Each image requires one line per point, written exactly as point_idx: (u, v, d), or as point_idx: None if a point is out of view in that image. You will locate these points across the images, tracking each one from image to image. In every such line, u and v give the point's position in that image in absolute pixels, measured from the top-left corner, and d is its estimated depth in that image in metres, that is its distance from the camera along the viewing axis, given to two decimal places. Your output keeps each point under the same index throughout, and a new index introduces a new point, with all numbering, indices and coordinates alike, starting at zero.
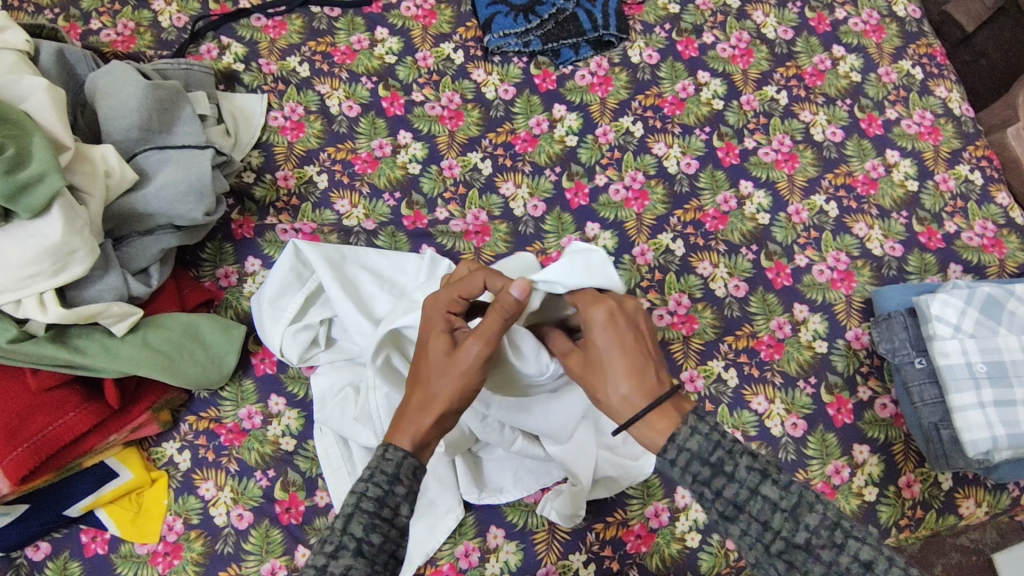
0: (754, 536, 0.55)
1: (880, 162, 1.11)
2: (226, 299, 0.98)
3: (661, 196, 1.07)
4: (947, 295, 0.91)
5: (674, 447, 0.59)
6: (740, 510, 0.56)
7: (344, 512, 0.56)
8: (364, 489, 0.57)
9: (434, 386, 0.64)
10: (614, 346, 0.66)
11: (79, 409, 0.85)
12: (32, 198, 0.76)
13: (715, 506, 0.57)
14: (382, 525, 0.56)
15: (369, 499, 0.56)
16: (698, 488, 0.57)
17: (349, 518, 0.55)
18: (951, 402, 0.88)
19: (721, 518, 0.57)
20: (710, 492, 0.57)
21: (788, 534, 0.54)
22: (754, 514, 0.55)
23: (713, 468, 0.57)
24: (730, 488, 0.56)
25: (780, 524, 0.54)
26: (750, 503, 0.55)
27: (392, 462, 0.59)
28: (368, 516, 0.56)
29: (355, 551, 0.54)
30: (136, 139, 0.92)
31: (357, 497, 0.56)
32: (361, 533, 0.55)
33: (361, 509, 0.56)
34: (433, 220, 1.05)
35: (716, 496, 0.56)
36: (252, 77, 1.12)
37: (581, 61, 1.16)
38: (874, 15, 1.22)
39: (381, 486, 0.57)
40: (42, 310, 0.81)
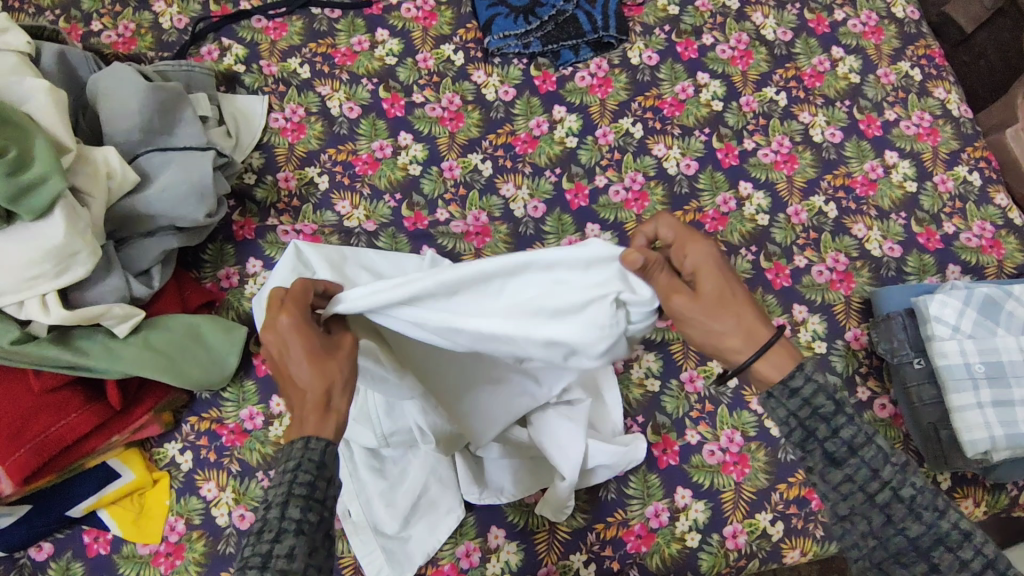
0: (862, 478, 0.56)
1: (879, 163, 1.11)
2: (228, 300, 0.99)
3: (660, 197, 1.08)
4: (946, 295, 0.92)
5: (800, 379, 0.59)
6: (853, 453, 0.57)
7: (276, 498, 0.52)
8: (294, 475, 0.53)
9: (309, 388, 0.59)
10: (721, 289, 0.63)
11: (81, 410, 0.86)
12: (36, 200, 0.77)
13: (823, 445, 0.58)
14: (316, 505, 0.53)
15: (302, 483, 0.53)
16: (811, 424, 0.58)
17: (285, 504, 0.52)
18: (950, 402, 0.88)
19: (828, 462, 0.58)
20: (826, 429, 0.57)
21: (897, 486, 0.55)
22: (866, 460, 0.56)
23: (836, 404, 0.58)
24: (846, 429, 0.57)
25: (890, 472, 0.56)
26: (865, 447, 0.56)
27: (318, 450, 0.55)
28: (304, 499, 0.52)
29: (297, 532, 0.51)
30: (137, 141, 0.93)
31: (288, 482, 0.53)
32: (298, 516, 0.52)
33: (295, 494, 0.52)
34: (434, 221, 1.06)
35: (831, 436, 0.57)
36: (253, 78, 1.12)
37: (581, 62, 1.17)
38: (873, 16, 1.23)
39: (311, 470, 0.54)
40: (44, 311, 0.81)
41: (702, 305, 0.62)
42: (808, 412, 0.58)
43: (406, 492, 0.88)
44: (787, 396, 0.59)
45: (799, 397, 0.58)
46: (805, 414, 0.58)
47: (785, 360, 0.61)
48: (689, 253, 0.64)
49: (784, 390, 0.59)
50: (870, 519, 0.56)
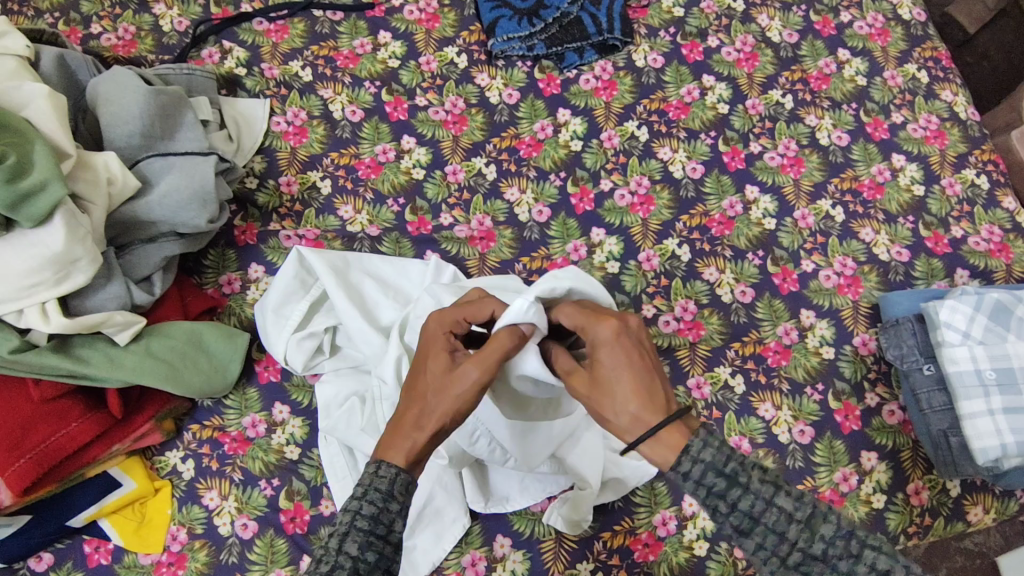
0: (770, 549, 0.54)
1: (886, 167, 1.10)
2: (230, 306, 0.98)
3: (666, 201, 1.07)
4: (955, 301, 0.91)
5: (689, 460, 0.56)
6: (756, 522, 0.55)
7: (339, 530, 0.55)
8: (358, 507, 0.56)
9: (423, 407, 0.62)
10: (623, 372, 0.61)
11: (82, 419, 0.84)
12: (35, 207, 0.75)
13: (729, 519, 0.55)
14: (376, 542, 0.55)
15: (364, 516, 0.55)
16: (711, 501, 0.55)
17: (345, 537, 0.54)
18: (960, 409, 0.88)
19: (735, 532, 0.55)
20: (725, 504, 0.55)
21: (805, 546, 0.54)
22: (770, 527, 0.54)
23: (727, 479, 0.55)
24: (745, 500, 0.55)
25: (796, 535, 0.54)
26: (766, 514, 0.54)
27: (387, 479, 0.58)
28: (364, 534, 0.55)
29: (352, 569, 0.53)
30: (138, 146, 0.91)
31: (351, 515, 0.55)
32: (356, 552, 0.54)
33: (357, 528, 0.55)
34: (438, 226, 1.05)
35: (731, 510, 0.55)
36: (254, 81, 1.11)
37: (586, 65, 1.16)
38: (879, 18, 1.22)
39: (375, 503, 0.56)
40: (44, 319, 0.80)
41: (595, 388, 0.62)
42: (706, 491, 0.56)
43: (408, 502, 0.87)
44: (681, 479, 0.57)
45: (690, 480, 0.56)
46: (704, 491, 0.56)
47: (680, 432, 0.58)
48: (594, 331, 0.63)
49: (675, 472, 0.57)
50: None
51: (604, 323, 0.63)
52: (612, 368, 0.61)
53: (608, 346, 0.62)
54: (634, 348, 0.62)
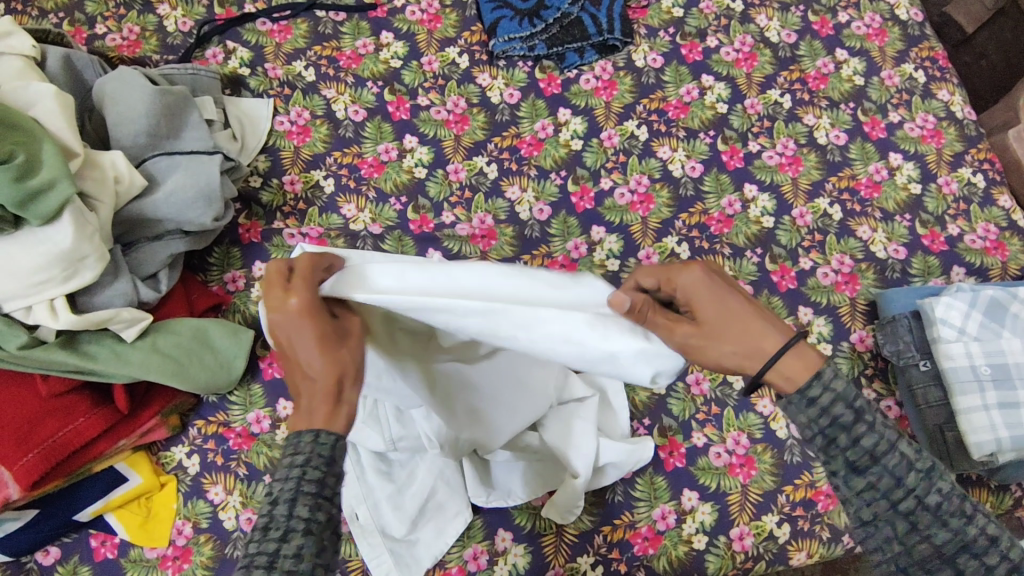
0: (886, 489, 0.56)
1: (883, 166, 1.12)
2: (234, 303, 0.99)
3: (666, 200, 1.08)
4: (951, 298, 0.92)
5: (820, 385, 0.57)
6: (875, 462, 0.56)
7: (285, 496, 0.50)
8: (304, 472, 0.51)
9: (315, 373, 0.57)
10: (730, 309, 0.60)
11: (88, 414, 0.85)
12: (44, 205, 0.76)
13: (844, 455, 0.57)
14: (327, 505, 0.51)
15: (312, 480, 0.51)
16: (832, 432, 0.57)
17: (293, 501, 0.50)
18: (956, 404, 0.89)
19: (849, 469, 0.57)
20: (846, 438, 0.56)
21: (921, 494, 0.55)
22: (889, 468, 0.55)
23: (856, 413, 0.56)
24: (868, 438, 0.56)
25: (915, 481, 0.55)
26: (888, 456, 0.55)
27: (328, 446, 0.54)
28: (313, 498, 0.51)
29: (305, 531, 0.49)
30: (144, 144, 0.92)
31: (296, 480, 0.51)
32: (308, 514, 0.50)
33: (303, 492, 0.50)
34: (440, 224, 1.06)
35: (852, 445, 0.56)
36: (258, 81, 1.12)
37: (586, 65, 1.17)
38: (877, 18, 1.23)
39: (319, 469, 0.52)
40: (52, 316, 0.81)
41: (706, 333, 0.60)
42: (828, 423, 0.57)
43: (412, 496, 0.89)
44: (805, 403, 0.57)
45: (817, 406, 0.57)
46: (825, 422, 0.57)
47: (807, 364, 0.57)
48: (682, 279, 0.62)
49: (801, 396, 0.58)
50: (898, 526, 0.56)
51: (690, 269, 0.61)
52: (719, 311, 0.60)
53: (700, 288, 0.61)
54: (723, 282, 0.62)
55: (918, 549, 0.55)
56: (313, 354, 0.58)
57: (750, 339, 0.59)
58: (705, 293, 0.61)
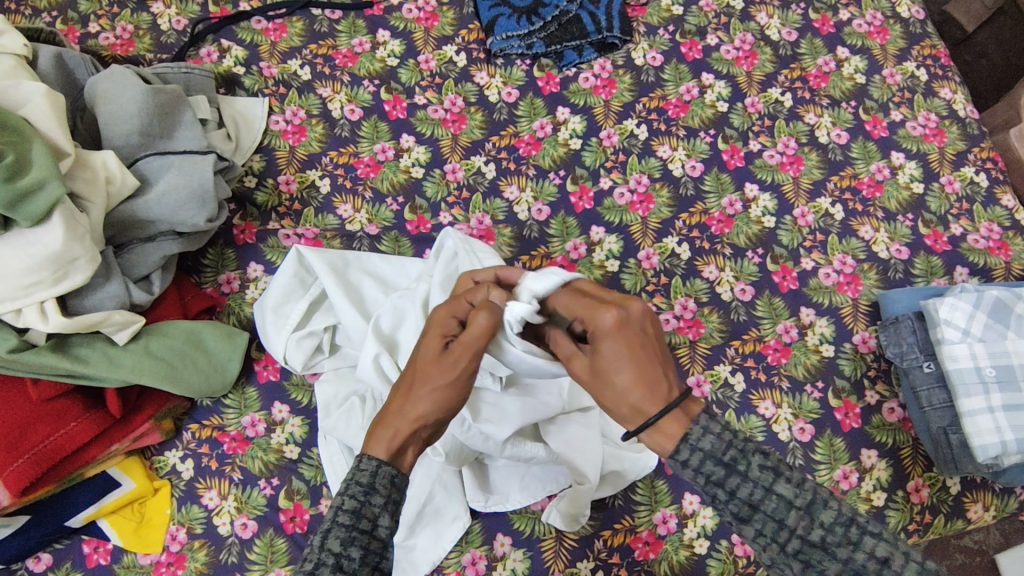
0: (770, 537, 0.54)
1: (885, 165, 1.10)
2: (229, 305, 0.98)
3: (666, 200, 1.07)
4: (955, 298, 0.90)
5: (689, 448, 0.56)
6: (755, 509, 0.54)
7: (321, 528, 0.55)
8: (340, 502, 0.56)
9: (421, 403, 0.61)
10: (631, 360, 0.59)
11: (80, 418, 0.84)
12: (34, 206, 0.74)
13: (728, 506, 0.56)
14: (360, 538, 0.55)
15: (346, 512, 0.55)
16: (711, 489, 0.56)
17: (327, 531, 0.54)
18: (960, 407, 0.87)
19: (735, 519, 0.56)
20: (724, 493, 0.55)
21: (804, 533, 0.54)
22: (770, 514, 0.54)
23: (726, 468, 0.55)
24: (744, 488, 0.55)
25: (796, 522, 0.54)
26: (765, 502, 0.54)
27: (367, 473, 0.58)
28: (346, 530, 0.54)
29: (334, 566, 0.53)
30: (136, 144, 0.90)
31: (333, 510, 0.55)
32: (339, 548, 0.54)
33: (338, 522, 0.54)
34: (437, 224, 1.05)
35: (730, 497, 0.55)
36: (252, 80, 1.11)
37: (584, 63, 1.15)
38: (878, 16, 1.22)
39: (356, 498, 0.56)
40: (42, 319, 0.78)
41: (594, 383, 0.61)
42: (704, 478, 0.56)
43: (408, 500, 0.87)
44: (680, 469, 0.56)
45: (688, 468, 0.56)
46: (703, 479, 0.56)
47: (679, 422, 0.57)
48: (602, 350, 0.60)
49: (673, 461, 0.56)
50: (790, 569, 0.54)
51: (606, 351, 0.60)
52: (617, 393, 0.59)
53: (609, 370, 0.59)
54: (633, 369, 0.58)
55: None
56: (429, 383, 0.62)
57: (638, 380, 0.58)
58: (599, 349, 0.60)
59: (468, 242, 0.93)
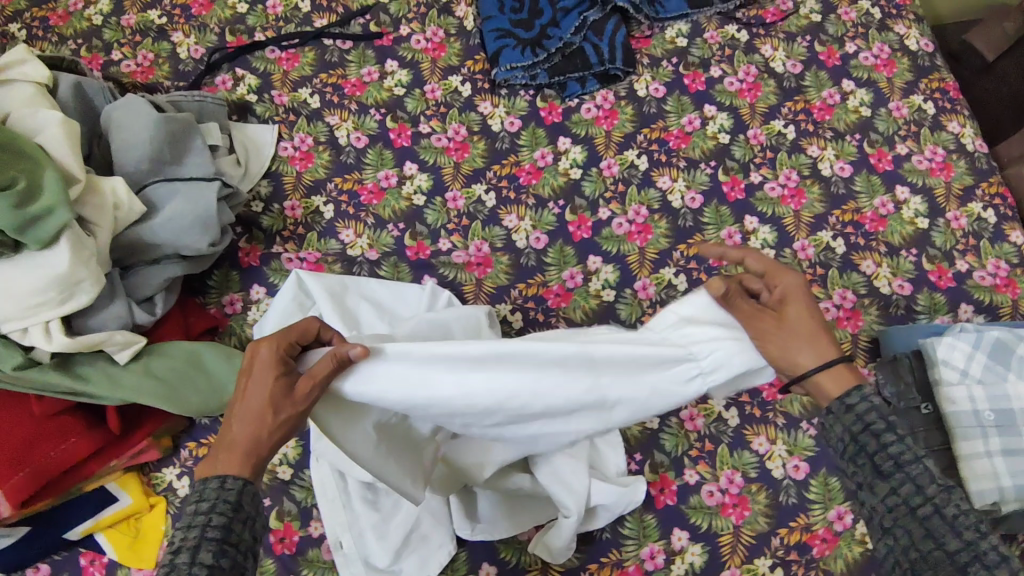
0: (902, 496, 0.55)
1: (890, 199, 1.09)
2: (231, 326, 1.00)
3: (664, 231, 1.07)
4: (953, 339, 0.87)
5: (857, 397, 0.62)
6: (898, 467, 0.57)
7: (186, 545, 0.52)
8: (207, 519, 0.53)
9: (234, 431, 0.59)
10: (810, 316, 0.66)
11: (80, 435, 0.86)
12: (42, 230, 0.78)
13: (871, 459, 0.58)
14: (231, 550, 0.53)
15: (214, 527, 0.53)
16: (862, 439, 0.59)
17: (196, 549, 0.52)
18: (959, 450, 0.84)
19: (873, 474, 0.58)
20: (876, 444, 0.58)
21: (940, 504, 0.54)
22: (911, 475, 0.56)
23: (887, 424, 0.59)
24: (895, 446, 0.58)
25: (934, 491, 0.54)
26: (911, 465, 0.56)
27: (233, 492, 0.56)
28: (216, 543, 0.53)
29: None
30: (146, 171, 0.94)
31: (199, 527, 0.53)
32: (210, 561, 0.52)
33: (207, 539, 0.52)
34: (436, 251, 1.07)
35: (879, 449, 0.58)
36: (264, 108, 1.15)
37: (587, 94, 1.17)
38: (885, 49, 1.21)
39: (225, 515, 0.54)
40: (47, 339, 0.81)
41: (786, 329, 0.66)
42: (861, 429, 0.60)
43: (396, 526, 0.88)
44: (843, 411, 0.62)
45: (853, 412, 0.61)
46: (858, 429, 0.60)
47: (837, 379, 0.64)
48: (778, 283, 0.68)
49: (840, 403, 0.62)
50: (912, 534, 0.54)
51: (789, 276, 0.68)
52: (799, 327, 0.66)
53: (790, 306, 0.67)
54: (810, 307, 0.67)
55: (931, 556, 0.52)
56: (245, 413, 0.60)
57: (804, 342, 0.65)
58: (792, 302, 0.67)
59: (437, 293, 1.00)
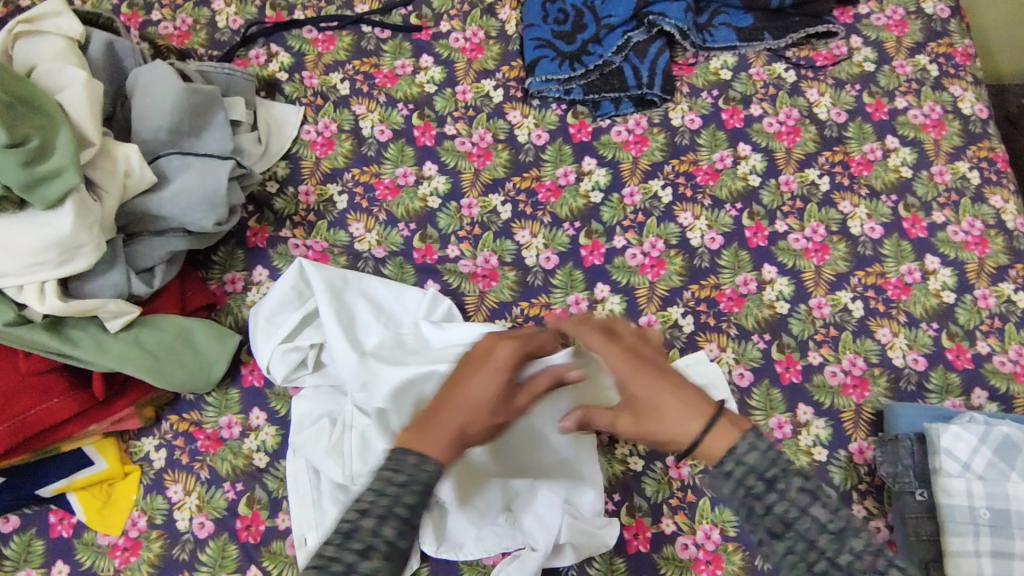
0: (801, 552, 0.63)
1: (917, 267, 1.05)
2: (229, 304, 1.00)
3: (678, 267, 1.04)
4: (960, 428, 0.84)
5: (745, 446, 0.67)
6: (793, 524, 0.64)
7: (375, 514, 0.56)
8: (398, 496, 0.57)
9: (455, 416, 0.64)
10: (667, 390, 0.73)
11: (62, 396, 0.87)
12: (49, 190, 0.78)
13: (767, 519, 0.65)
14: (394, 522, 0.57)
15: (402, 506, 0.57)
16: (752, 497, 0.65)
17: (383, 520, 0.56)
18: (947, 545, 0.80)
19: (770, 534, 0.65)
20: (765, 503, 0.65)
21: (835, 554, 0.62)
22: (806, 529, 0.63)
23: (771, 480, 0.65)
24: (787, 498, 0.64)
25: (828, 542, 0.62)
26: (802, 517, 0.64)
27: (430, 473, 0.60)
28: (400, 521, 0.57)
29: (385, 551, 0.56)
30: (163, 140, 0.93)
31: (391, 502, 0.57)
32: (392, 536, 0.56)
33: (395, 514, 0.57)
34: (444, 257, 1.05)
35: (769, 509, 0.64)
36: (293, 87, 1.14)
37: (620, 116, 1.14)
38: (937, 109, 1.16)
39: (417, 494, 0.58)
40: (40, 299, 0.81)
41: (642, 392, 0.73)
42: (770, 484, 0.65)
43: None
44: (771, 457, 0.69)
45: (732, 478, 0.67)
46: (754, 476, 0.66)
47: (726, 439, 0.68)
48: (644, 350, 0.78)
49: (721, 469, 0.67)
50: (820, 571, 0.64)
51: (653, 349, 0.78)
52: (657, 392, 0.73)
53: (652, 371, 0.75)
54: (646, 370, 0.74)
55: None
56: (465, 406, 0.65)
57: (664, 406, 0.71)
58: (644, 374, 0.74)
59: (434, 302, 0.98)
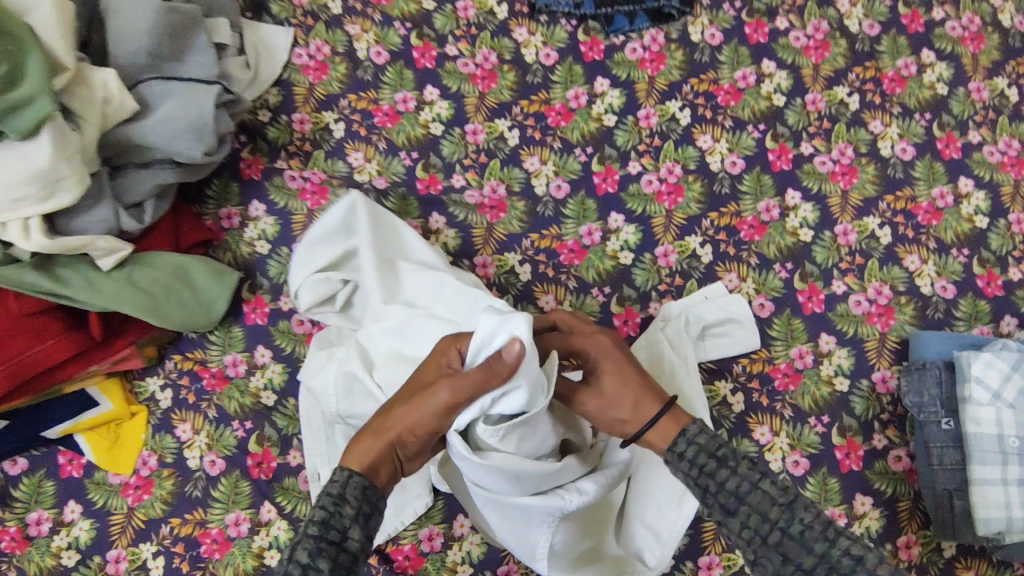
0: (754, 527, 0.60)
1: (950, 191, 0.99)
2: (226, 241, 0.96)
3: (696, 194, 0.99)
4: (993, 355, 0.81)
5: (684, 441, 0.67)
6: (742, 502, 0.61)
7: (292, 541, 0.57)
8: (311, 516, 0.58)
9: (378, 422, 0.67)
10: (627, 380, 0.73)
11: (58, 337, 0.83)
12: (20, 120, 0.73)
13: (717, 500, 0.63)
14: (328, 548, 0.57)
15: (314, 523, 0.57)
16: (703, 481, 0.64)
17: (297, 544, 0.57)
18: (972, 473, 0.79)
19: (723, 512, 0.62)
20: (713, 484, 0.63)
21: (785, 526, 0.59)
22: (755, 506, 0.61)
23: (717, 460, 0.64)
24: (732, 481, 0.62)
25: (778, 516, 0.60)
26: (751, 495, 0.61)
27: (340, 484, 0.61)
28: (313, 540, 0.56)
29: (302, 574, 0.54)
30: (143, 65, 0.86)
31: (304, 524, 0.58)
32: (305, 560, 0.55)
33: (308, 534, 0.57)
34: (448, 187, 1.00)
35: (720, 489, 0.63)
36: (280, 6, 1.05)
37: (635, 32, 1.05)
38: (975, 21, 1.07)
39: (325, 509, 0.58)
40: (25, 236, 0.76)
41: (602, 397, 0.72)
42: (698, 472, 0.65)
43: None
44: (677, 460, 0.67)
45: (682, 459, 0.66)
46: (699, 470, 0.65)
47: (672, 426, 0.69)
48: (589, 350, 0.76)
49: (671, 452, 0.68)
50: (772, 561, 0.59)
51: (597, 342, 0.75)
52: (616, 383, 0.73)
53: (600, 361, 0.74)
54: (627, 363, 0.74)
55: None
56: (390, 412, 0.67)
57: (627, 411, 0.71)
58: (609, 364, 0.74)
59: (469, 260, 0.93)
